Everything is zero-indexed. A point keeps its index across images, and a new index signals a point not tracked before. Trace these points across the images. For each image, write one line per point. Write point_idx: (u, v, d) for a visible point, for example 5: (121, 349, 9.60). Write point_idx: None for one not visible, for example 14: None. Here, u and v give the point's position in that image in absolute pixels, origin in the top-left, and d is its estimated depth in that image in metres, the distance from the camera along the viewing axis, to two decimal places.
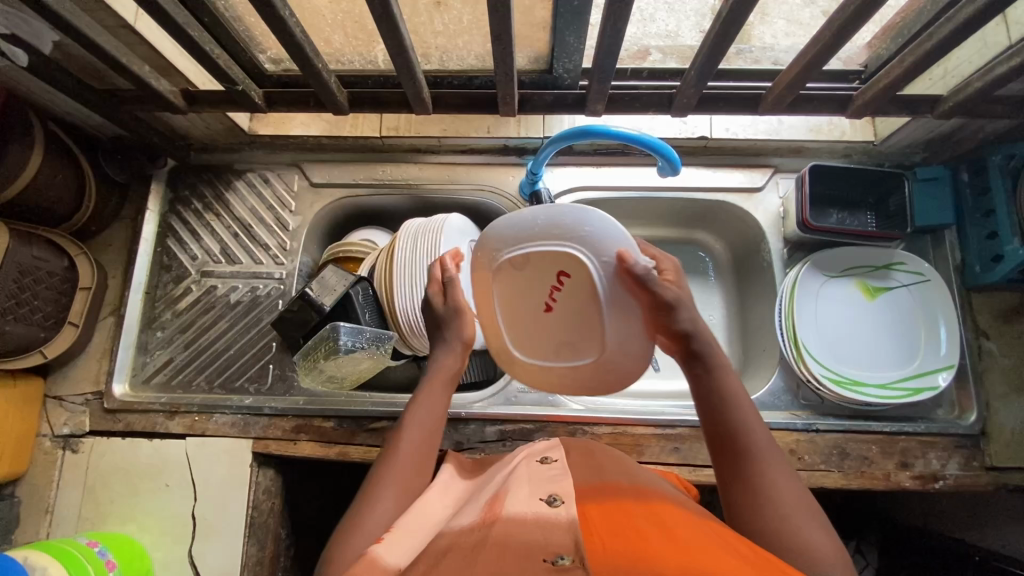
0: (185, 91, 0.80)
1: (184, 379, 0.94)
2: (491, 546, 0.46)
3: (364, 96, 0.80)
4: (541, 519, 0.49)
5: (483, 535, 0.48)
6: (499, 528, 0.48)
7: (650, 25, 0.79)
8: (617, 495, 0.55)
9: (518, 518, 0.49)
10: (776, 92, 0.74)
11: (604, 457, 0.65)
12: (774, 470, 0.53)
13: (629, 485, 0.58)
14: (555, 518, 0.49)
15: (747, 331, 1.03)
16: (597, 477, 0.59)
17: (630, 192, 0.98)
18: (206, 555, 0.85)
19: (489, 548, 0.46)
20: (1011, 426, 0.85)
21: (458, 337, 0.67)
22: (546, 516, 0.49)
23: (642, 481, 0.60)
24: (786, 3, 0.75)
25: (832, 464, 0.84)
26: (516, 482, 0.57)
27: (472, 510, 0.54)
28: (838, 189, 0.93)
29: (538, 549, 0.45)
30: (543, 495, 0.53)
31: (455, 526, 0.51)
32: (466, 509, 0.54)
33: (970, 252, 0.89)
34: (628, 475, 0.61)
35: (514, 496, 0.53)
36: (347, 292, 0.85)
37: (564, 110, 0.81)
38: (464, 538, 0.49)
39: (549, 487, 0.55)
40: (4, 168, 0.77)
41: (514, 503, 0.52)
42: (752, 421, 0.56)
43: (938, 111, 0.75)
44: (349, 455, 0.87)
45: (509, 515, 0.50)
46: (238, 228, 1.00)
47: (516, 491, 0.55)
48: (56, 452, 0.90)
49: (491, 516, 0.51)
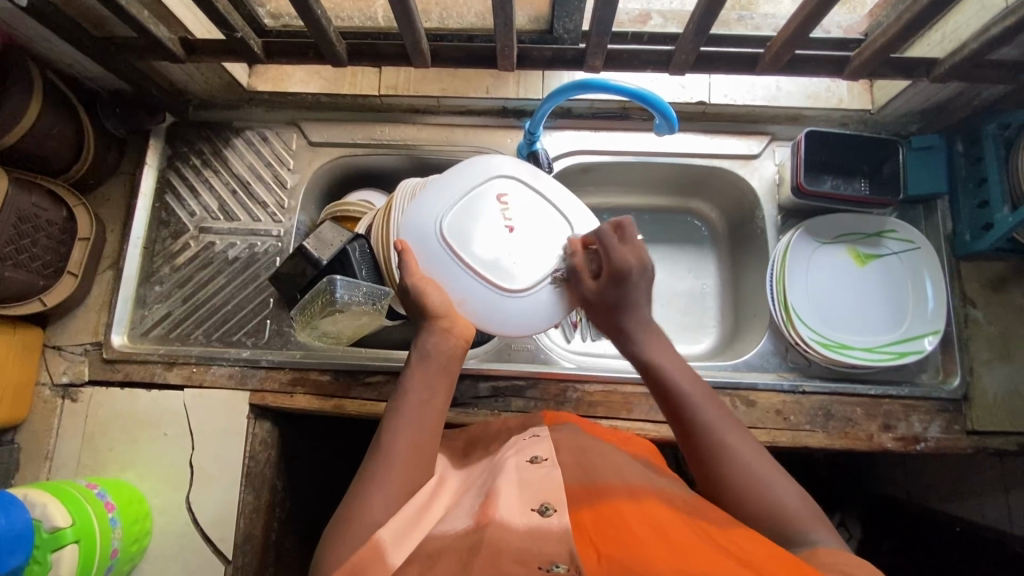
0: (184, 39, 0.79)
1: (182, 332, 0.95)
2: (483, 554, 0.47)
3: (363, 48, 0.79)
4: (534, 528, 0.50)
5: (476, 538, 0.50)
6: (492, 533, 0.50)
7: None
8: (610, 496, 0.56)
9: (510, 526, 0.50)
10: (773, 51, 0.74)
11: (592, 451, 0.65)
12: (733, 440, 0.61)
13: (620, 483, 0.59)
14: (548, 526, 0.50)
15: (739, 299, 1.05)
16: (588, 477, 0.59)
17: (628, 156, 0.98)
18: (203, 502, 0.87)
19: (482, 554, 0.47)
20: (993, 391, 0.87)
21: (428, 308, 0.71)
22: (539, 526, 0.50)
23: (634, 480, 0.60)
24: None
25: (817, 424, 0.86)
26: (507, 476, 0.58)
27: (464, 514, 0.56)
28: (835, 156, 0.92)
29: (533, 557, 0.46)
30: (535, 503, 0.54)
31: (449, 530, 0.54)
32: (460, 514, 0.56)
33: (961, 222, 0.90)
34: (619, 473, 0.61)
35: (504, 495, 0.55)
36: (344, 248, 0.85)
37: (563, 67, 0.80)
38: (457, 543, 0.51)
39: (541, 487, 0.56)
40: (2, 114, 0.77)
41: (506, 511, 0.52)
42: (700, 401, 0.63)
43: (934, 74, 0.75)
44: (345, 408, 0.89)
45: (501, 520, 0.51)
46: (236, 185, 1.00)
47: (508, 488, 0.56)
48: (56, 400, 0.91)
49: (483, 519, 0.52)
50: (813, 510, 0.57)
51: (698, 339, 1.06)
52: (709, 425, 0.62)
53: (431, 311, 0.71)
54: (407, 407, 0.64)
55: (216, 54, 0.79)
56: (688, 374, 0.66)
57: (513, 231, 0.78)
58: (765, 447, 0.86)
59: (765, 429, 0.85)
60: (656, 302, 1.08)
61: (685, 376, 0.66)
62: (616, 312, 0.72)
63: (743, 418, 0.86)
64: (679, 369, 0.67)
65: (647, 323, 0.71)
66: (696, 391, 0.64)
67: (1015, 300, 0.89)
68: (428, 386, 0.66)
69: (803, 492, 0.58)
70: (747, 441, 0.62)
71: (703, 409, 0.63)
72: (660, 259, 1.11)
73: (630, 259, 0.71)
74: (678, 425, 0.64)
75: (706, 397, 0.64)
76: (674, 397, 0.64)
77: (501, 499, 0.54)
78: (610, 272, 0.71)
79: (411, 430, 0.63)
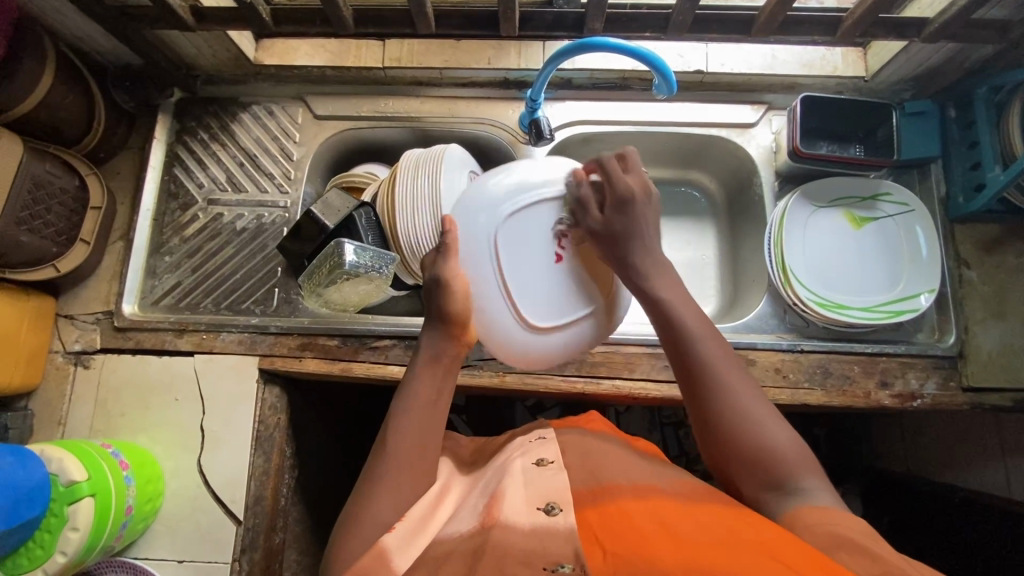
0: (194, 7, 0.81)
1: (191, 301, 0.97)
2: (489, 552, 0.49)
3: (369, 14, 0.82)
4: (538, 527, 0.53)
5: (482, 539, 0.52)
6: (498, 534, 0.52)
7: None
8: (615, 494, 0.58)
9: (516, 526, 0.53)
10: (767, 11, 0.76)
11: (599, 451, 0.68)
12: (732, 382, 0.61)
13: (628, 482, 0.61)
14: (553, 527, 0.53)
15: (738, 267, 1.07)
16: (593, 478, 0.61)
17: (628, 126, 1.00)
18: (215, 465, 0.89)
19: (488, 552, 0.50)
20: (988, 348, 0.88)
21: (438, 311, 0.68)
22: (544, 526, 0.53)
23: (640, 477, 0.62)
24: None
25: (815, 382, 0.88)
26: (514, 479, 0.61)
27: (470, 517, 0.58)
28: (831, 121, 0.94)
29: (538, 557, 0.48)
30: (540, 503, 0.57)
31: (453, 533, 0.56)
32: (466, 515, 0.59)
33: (954, 184, 0.92)
34: (624, 471, 0.63)
35: (511, 498, 0.57)
36: (352, 214, 0.88)
37: (564, 32, 0.83)
38: (463, 544, 0.53)
39: (546, 491, 0.58)
40: (17, 82, 0.79)
41: (513, 512, 0.55)
42: (703, 336, 0.63)
43: (925, 34, 0.78)
44: (353, 371, 0.91)
45: (507, 521, 0.54)
46: (243, 158, 1.02)
47: (515, 492, 0.58)
48: (68, 367, 0.93)
49: (489, 521, 0.55)
50: (806, 456, 0.57)
51: (699, 307, 1.08)
52: (711, 367, 0.61)
53: (455, 315, 0.68)
54: (413, 406, 0.65)
55: (226, 22, 0.81)
56: (693, 312, 0.65)
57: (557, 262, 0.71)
58: (765, 406, 0.88)
59: (765, 387, 0.87)
60: None
61: (692, 312, 0.65)
62: (620, 241, 0.67)
63: None
64: (688, 305, 0.66)
65: (650, 248, 0.69)
66: (700, 331, 0.63)
67: (1008, 260, 0.91)
68: (435, 387, 0.67)
69: (796, 435, 0.58)
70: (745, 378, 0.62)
71: (705, 343, 0.63)
72: (661, 231, 1.13)
73: (632, 184, 0.68)
74: (678, 365, 0.64)
75: (708, 332, 0.63)
76: (682, 335, 0.64)
77: (507, 503, 0.56)
78: (614, 199, 0.67)
79: (416, 428, 0.64)
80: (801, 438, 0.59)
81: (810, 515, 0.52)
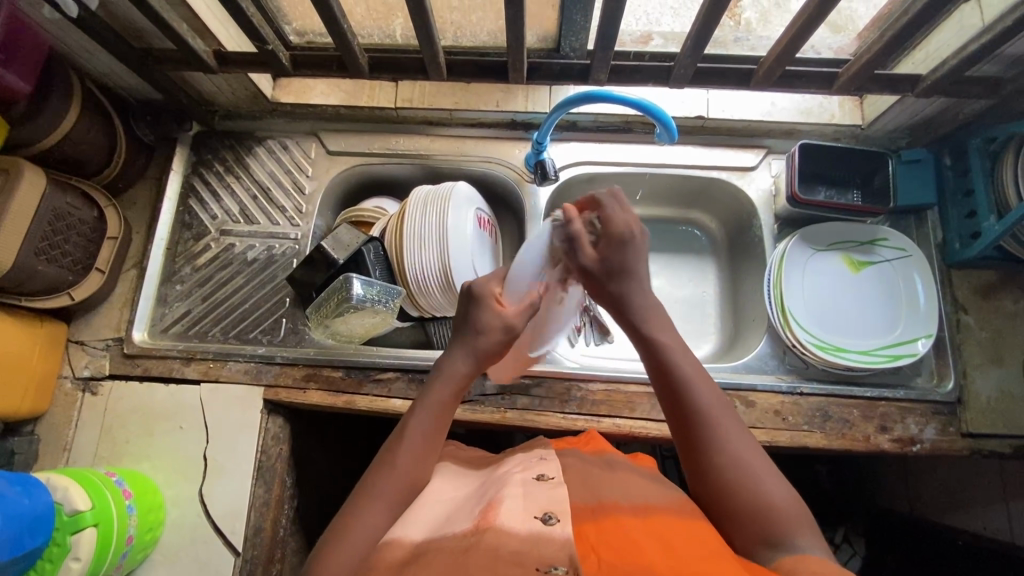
0: (218, 51, 0.85)
1: (200, 330, 0.99)
2: (483, 554, 0.51)
3: (383, 62, 0.86)
4: (534, 534, 0.53)
5: (475, 540, 0.54)
6: (491, 535, 0.53)
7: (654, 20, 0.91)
8: (614, 511, 0.59)
9: (509, 530, 0.54)
10: (766, 66, 0.79)
11: (599, 471, 0.68)
12: (726, 427, 0.62)
13: (626, 502, 0.61)
14: (549, 536, 0.53)
15: (738, 306, 1.08)
16: (594, 496, 0.62)
17: (632, 166, 1.03)
18: (216, 495, 0.89)
19: (482, 557, 0.51)
20: (986, 394, 0.89)
21: (478, 347, 0.71)
22: (539, 534, 0.53)
23: (639, 497, 0.63)
24: (787, 13, 0.86)
25: (815, 425, 0.88)
26: (513, 489, 0.61)
27: (466, 517, 0.59)
28: (829, 168, 0.96)
29: (531, 559, 0.50)
30: (537, 512, 0.56)
31: (451, 531, 0.57)
32: (462, 517, 0.59)
33: (951, 231, 0.94)
34: (625, 491, 0.63)
35: (510, 505, 0.57)
36: (360, 249, 0.90)
37: (570, 81, 0.87)
38: (455, 543, 0.54)
39: (545, 501, 0.58)
40: (44, 120, 0.82)
41: (509, 516, 0.56)
42: (699, 383, 0.65)
43: (918, 89, 0.80)
44: (356, 404, 0.92)
45: (501, 525, 0.54)
46: (257, 191, 1.05)
47: (512, 501, 0.58)
48: (77, 393, 0.94)
49: (483, 524, 0.56)
50: (804, 514, 0.57)
51: (699, 345, 1.08)
52: (713, 420, 0.62)
53: (487, 351, 0.72)
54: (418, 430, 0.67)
55: (247, 65, 0.85)
56: (693, 366, 0.66)
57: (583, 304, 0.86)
58: (764, 447, 0.88)
59: (764, 429, 0.88)
60: None
61: (689, 357, 0.67)
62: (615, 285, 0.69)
63: (743, 418, 0.88)
64: (687, 353, 0.67)
65: (650, 304, 0.70)
66: (698, 377, 0.65)
67: (1005, 306, 0.92)
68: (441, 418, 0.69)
69: (797, 496, 0.58)
70: (739, 424, 0.63)
71: (700, 391, 0.64)
72: (662, 268, 1.14)
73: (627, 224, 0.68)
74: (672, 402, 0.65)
75: (703, 380, 0.65)
76: (675, 380, 0.65)
77: (505, 509, 0.56)
78: (609, 236, 0.68)
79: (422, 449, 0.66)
80: (800, 496, 0.59)
81: (814, 561, 0.50)
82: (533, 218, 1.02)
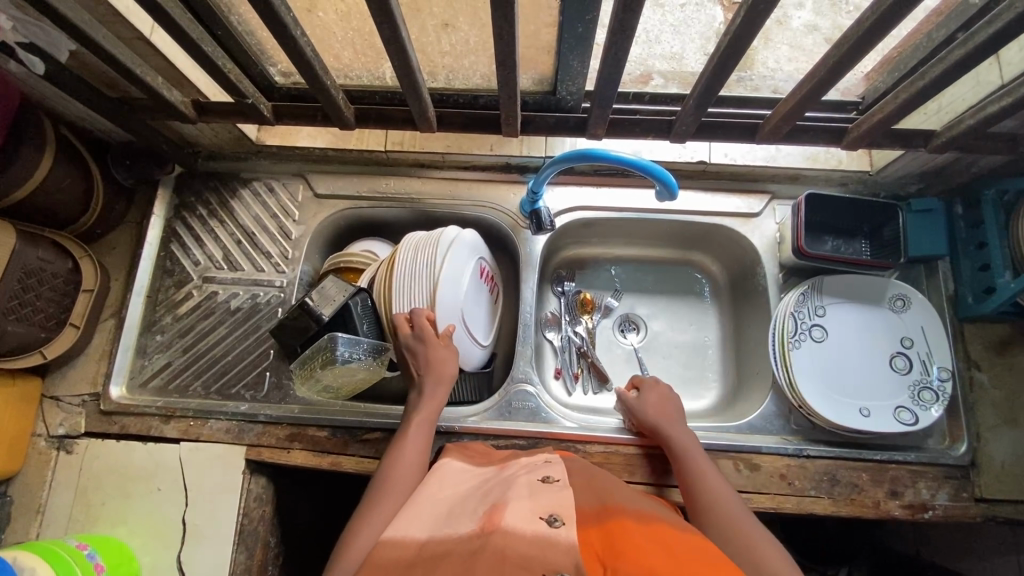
0: (196, 102, 0.82)
1: (180, 384, 0.94)
2: (487, 556, 0.45)
3: (370, 112, 0.84)
4: (541, 535, 0.47)
5: (481, 543, 0.47)
6: (496, 535, 0.47)
7: (656, 46, 0.85)
8: (619, 514, 0.54)
9: (516, 530, 0.48)
10: (773, 122, 0.76)
11: (604, 480, 0.64)
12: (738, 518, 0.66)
13: (631, 507, 0.56)
14: (553, 537, 0.47)
15: (742, 355, 1.03)
16: (599, 499, 0.58)
17: (631, 213, 0.99)
18: (194, 562, 0.85)
19: (486, 558, 0.44)
20: (1001, 457, 0.85)
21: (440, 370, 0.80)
22: (544, 535, 0.47)
23: (644, 507, 0.58)
24: (790, 30, 0.82)
25: (822, 490, 0.84)
26: (518, 492, 0.56)
27: (470, 518, 0.53)
28: (836, 217, 0.93)
29: (537, 562, 0.43)
30: (542, 513, 0.51)
31: (452, 534, 0.51)
32: (465, 517, 0.53)
33: (963, 284, 0.90)
34: (630, 500, 0.58)
35: (514, 506, 0.52)
36: (347, 304, 0.85)
37: (565, 132, 0.85)
38: (461, 547, 0.48)
39: (551, 502, 0.53)
40: (13, 172, 0.78)
41: (514, 516, 0.50)
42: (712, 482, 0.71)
43: (932, 145, 0.77)
44: (341, 465, 0.88)
45: (508, 526, 0.48)
46: (241, 236, 1.01)
47: (518, 502, 0.53)
48: (51, 452, 0.90)
49: (489, 525, 0.50)
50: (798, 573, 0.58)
51: (702, 395, 1.04)
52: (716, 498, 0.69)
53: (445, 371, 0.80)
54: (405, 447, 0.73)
55: (226, 115, 0.81)
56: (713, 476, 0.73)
57: (831, 362, 0.90)
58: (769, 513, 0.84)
59: (769, 495, 0.84)
60: (658, 355, 1.07)
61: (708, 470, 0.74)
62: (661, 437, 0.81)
63: (747, 483, 0.84)
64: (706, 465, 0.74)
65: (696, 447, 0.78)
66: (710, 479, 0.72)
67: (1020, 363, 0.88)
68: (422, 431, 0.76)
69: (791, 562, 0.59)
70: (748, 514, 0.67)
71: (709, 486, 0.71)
72: (662, 310, 1.10)
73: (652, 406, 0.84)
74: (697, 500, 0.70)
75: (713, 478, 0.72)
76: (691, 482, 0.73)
77: (509, 509, 0.51)
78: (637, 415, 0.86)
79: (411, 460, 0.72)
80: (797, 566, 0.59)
81: None
82: (530, 270, 0.98)
